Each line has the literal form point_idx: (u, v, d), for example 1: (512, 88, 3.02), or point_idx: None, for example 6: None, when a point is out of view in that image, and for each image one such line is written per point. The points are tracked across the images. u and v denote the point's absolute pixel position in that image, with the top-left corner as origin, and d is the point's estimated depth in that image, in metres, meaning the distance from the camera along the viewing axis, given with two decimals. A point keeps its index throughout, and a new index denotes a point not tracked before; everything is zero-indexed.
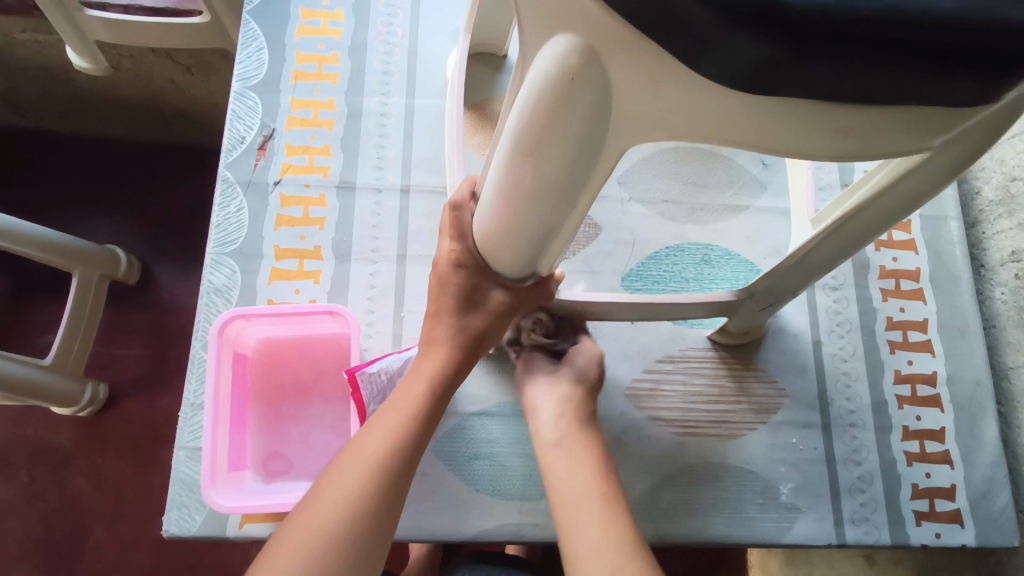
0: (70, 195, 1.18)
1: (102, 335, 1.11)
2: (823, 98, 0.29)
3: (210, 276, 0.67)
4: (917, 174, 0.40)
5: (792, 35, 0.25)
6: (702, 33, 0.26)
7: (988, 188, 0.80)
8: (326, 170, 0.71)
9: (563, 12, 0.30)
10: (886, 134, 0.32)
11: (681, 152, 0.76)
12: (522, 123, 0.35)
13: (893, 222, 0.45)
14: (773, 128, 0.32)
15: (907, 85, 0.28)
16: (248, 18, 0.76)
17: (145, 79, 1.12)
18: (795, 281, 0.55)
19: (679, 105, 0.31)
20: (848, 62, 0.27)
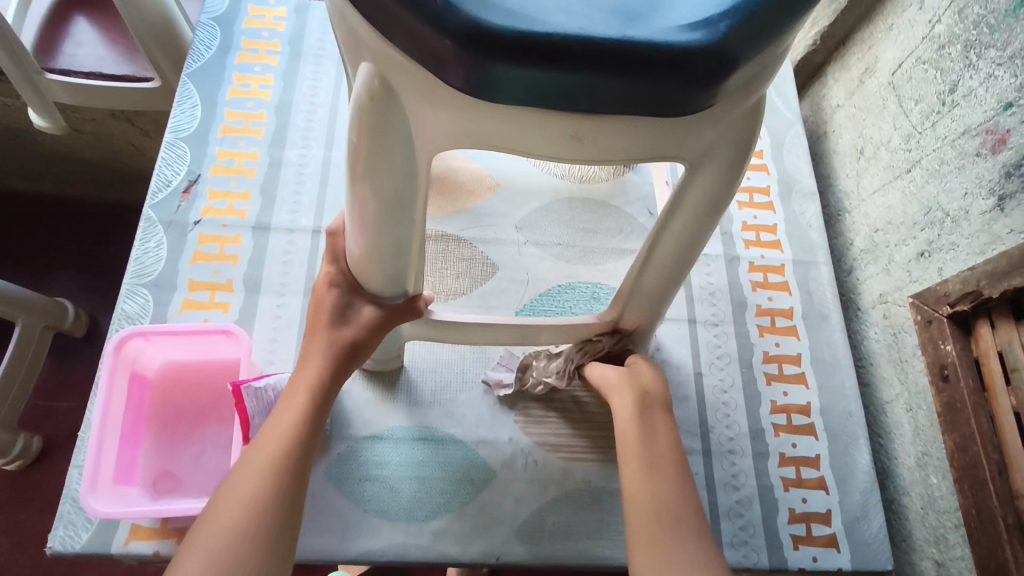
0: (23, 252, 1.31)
1: (41, 390, 1.18)
2: (563, 109, 0.35)
3: (123, 304, 0.71)
4: (688, 199, 0.46)
5: (506, 55, 0.32)
6: (448, 56, 0.33)
7: (858, 238, 0.90)
8: (244, 212, 0.77)
9: (363, 48, 0.36)
10: (632, 140, 0.38)
11: (576, 203, 0.84)
12: (349, 141, 0.41)
13: (702, 246, 0.51)
14: (540, 136, 0.38)
15: (622, 99, 0.35)
16: (186, 79, 0.84)
17: (106, 141, 1.27)
18: (648, 306, 0.61)
19: (461, 120, 0.38)
20: (563, 79, 0.33)
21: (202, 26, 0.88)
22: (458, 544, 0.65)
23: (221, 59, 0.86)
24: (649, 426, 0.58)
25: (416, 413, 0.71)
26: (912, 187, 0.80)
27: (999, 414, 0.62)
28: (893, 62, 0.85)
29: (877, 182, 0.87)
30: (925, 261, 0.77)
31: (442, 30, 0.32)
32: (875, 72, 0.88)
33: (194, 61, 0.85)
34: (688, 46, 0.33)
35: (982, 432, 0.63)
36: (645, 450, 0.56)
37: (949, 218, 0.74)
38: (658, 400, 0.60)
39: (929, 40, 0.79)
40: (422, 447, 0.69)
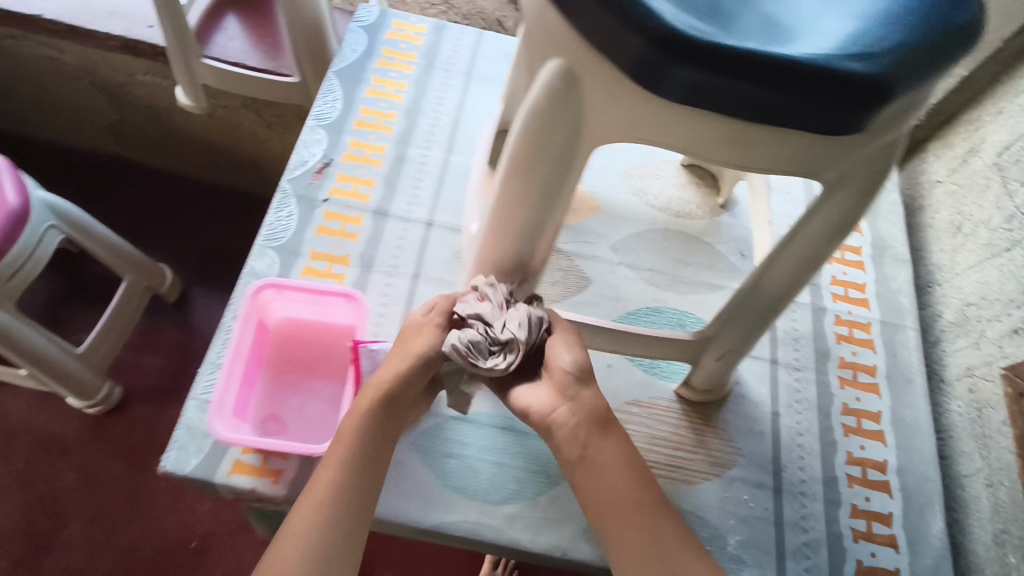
0: (146, 222, 1.53)
1: (131, 344, 1.40)
2: (732, 115, 0.41)
3: (253, 262, 0.78)
4: (816, 220, 0.49)
5: (697, 61, 0.38)
6: (647, 58, 0.39)
7: (948, 310, 0.90)
8: (367, 197, 0.84)
9: (560, 46, 0.42)
10: (781, 153, 0.43)
11: (671, 234, 0.88)
12: (518, 127, 0.46)
13: (815, 269, 0.54)
14: (701, 136, 0.43)
15: (787, 112, 0.40)
16: (332, 76, 0.93)
17: (234, 127, 1.43)
18: (742, 333, 0.64)
19: (631, 116, 0.43)
20: (742, 88, 0.39)
21: (352, 33, 0.97)
22: (527, 533, 0.68)
23: (363, 62, 0.95)
24: (593, 458, 0.56)
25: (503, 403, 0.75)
26: (1011, 265, 0.81)
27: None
28: (1001, 143, 0.86)
29: (974, 256, 0.88)
30: (1019, 338, 0.77)
31: (646, 37, 0.38)
32: (981, 152, 0.90)
33: (340, 62, 0.95)
34: (862, 73, 0.38)
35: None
36: (604, 482, 0.56)
37: None
38: (593, 422, 0.57)
39: None
40: (503, 435, 0.73)
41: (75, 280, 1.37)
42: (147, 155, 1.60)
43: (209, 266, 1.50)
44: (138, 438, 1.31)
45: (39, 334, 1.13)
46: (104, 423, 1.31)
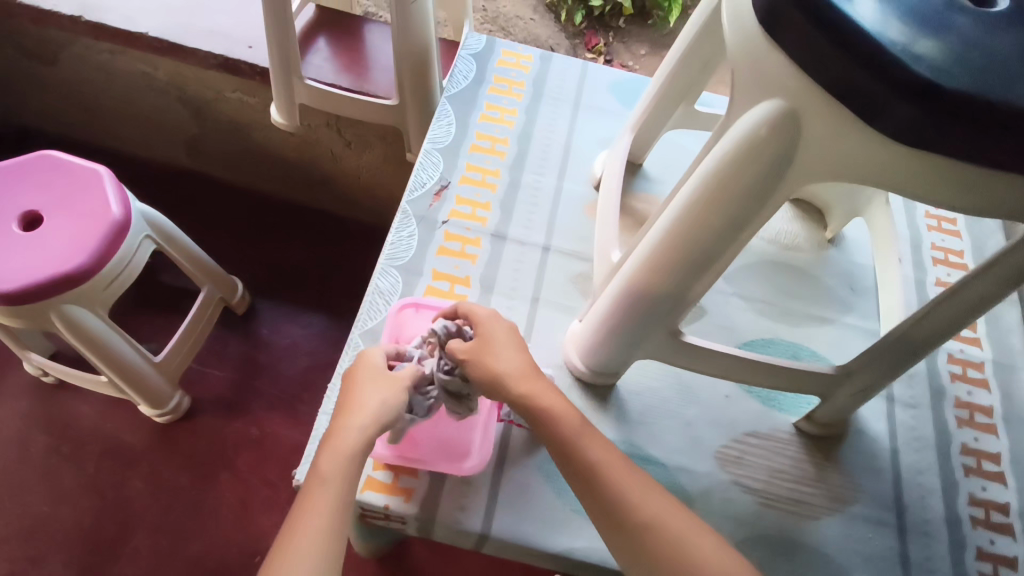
0: (218, 236, 1.56)
1: (200, 355, 1.41)
2: (960, 158, 0.42)
3: (378, 280, 0.79)
4: (1005, 263, 0.52)
5: (938, 104, 0.40)
6: (882, 98, 0.41)
7: None
8: (485, 220, 0.86)
9: (782, 86, 0.44)
10: (995, 196, 0.44)
11: (780, 267, 0.89)
12: (722, 159, 0.48)
13: (972, 318, 0.57)
14: (923, 178, 0.44)
15: (1017, 157, 0.41)
16: (446, 101, 0.96)
17: (313, 145, 1.46)
18: (889, 367, 0.64)
19: (852, 155, 0.44)
20: (979, 131, 0.40)
21: (463, 60, 1.00)
22: None
23: (475, 89, 0.98)
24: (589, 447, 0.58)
25: (625, 430, 0.74)
26: None
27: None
28: None
29: None
30: None
31: (887, 79, 0.40)
32: None
33: (453, 87, 0.97)
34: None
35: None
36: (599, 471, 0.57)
37: None
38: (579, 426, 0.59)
39: None
40: None
41: (150, 288, 1.39)
42: (217, 170, 1.62)
43: (276, 280, 1.52)
44: (204, 449, 1.30)
45: (127, 345, 1.11)
46: (173, 434, 1.31)
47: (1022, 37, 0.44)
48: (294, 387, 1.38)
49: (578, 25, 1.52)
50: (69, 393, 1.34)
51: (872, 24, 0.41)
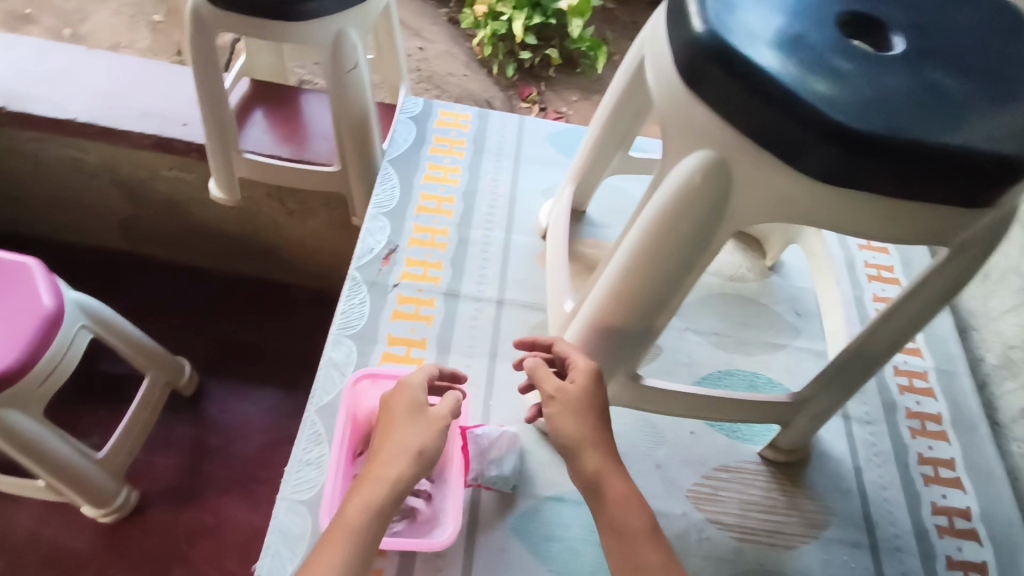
0: (159, 316, 1.50)
1: (147, 444, 1.33)
2: (880, 192, 0.45)
3: (331, 352, 0.78)
4: (931, 286, 0.55)
5: (855, 144, 0.42)
6: (803, 142, 0.43)
7: (990, 354, 0.94)
8: (437, 279, 0.86)
9: (710, 137, 0.47)
10: (914, 225, 0.47)
11: (727, 298, 0.91)
12: (661, 208, 0.50)
13: (910, 336, 0.60)
14: (848, 212, 0.47)
15: (930, 188, 0.44)
16: (388, 164, 0.96)
17: (254, 215, 1.44)
18: (845, 391, 0.66)
19: (783, 198, 0.47)
20: (894, 166, 0.43)
21: (402, 124, 1.01)
22: None
23: (417, 150, 0.99)
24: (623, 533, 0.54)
25: None
26: None
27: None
28: None
29: (1007, 302, 0.93)
30: None
31: (806, 125, 0.42)
32: None
33: (394, 150, 0.98)
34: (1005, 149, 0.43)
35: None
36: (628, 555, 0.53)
37: None
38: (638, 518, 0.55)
39: None
40: None
41: (88, 378, 1.31)
42: (157, 249, 1.58)
43: (223, 357, 1.46)
44: (156, 545, 1.22)
45: (66, 445, 1.04)
46: (120, 533, 1.22)
47: (923, 75, 0.47)
48: (250, 467, 1.32)
49: (510, 78, 1.68)
50: (2, 502, 1.24)
51: (781, 71, 0.44)
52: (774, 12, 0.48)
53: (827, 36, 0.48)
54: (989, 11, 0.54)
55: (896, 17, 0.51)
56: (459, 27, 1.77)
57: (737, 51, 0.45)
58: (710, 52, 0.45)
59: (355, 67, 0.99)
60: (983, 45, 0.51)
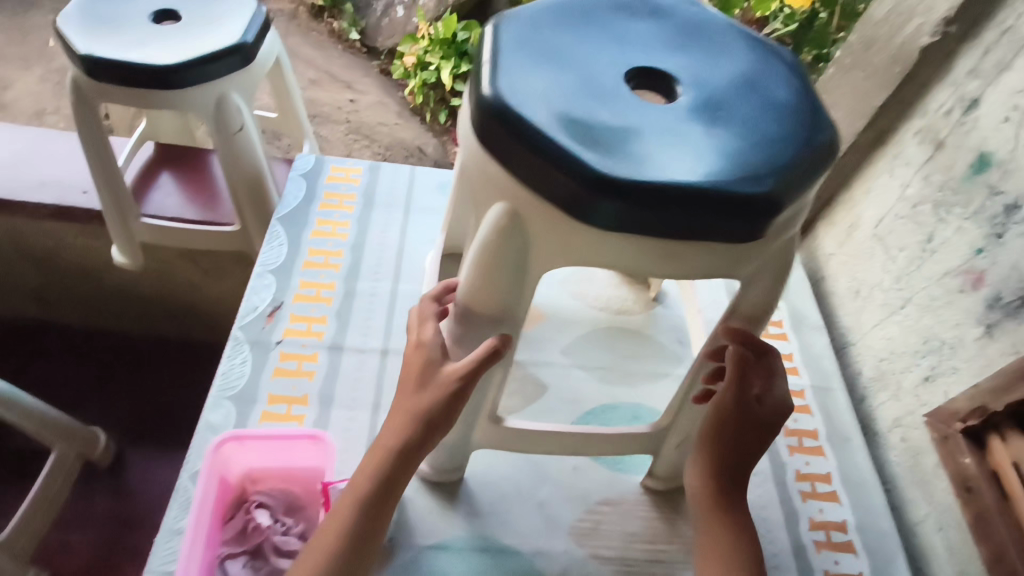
0: (73, 388, 1.45)
1: (60, 522, 1.28)
2: (656, 235, 0.48)
3: (209, 414, 0.77)
4: (740, 315, 0.58)
5: (619, 193, 0.45)
6: (576, 193, 0.46)
7: (866, 367, 0.98)
8: (321, 333, 0.87)
9: (503, 192, 0.50)
10: (700, 260, 0.50)
11: (612, 332, 0.94)
12: (473, 259, 0.53)
13: (741, 363, 0.63)
14: (636, 253, 0.50)
15: (699, 227, 0.47)
16: (276, 222, 0.97)
17: (166, 278, 1.43)
18: (698, 418, 0.69)
19: (576, 244, 0.49)
20: (660, 210, 0.46)
21: (292, 182, 1.03)
22: None
23: (306, 206, 1.00)
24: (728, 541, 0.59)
25: (478, 523, 0.75)
26: (909, 321, 0.90)
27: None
28: (875, 217, 0.99)
29: (875, 317, 0.98)
30: (932, 385, 0.85)
31: (574, 178, 0.46)
32: (861, 226, 1.03)
33: (283, 208, 0.99)
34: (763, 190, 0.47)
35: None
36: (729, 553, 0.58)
37: (947, 344, 0.83)
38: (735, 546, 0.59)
39: (902, 200, 0.94)
40: (483, 558, 0.72)
41: None
42: (72, 316, 1.55)
43: (144, 421, 1.43)
44: None
45: None
46: None
47: (697, 121, 0.51)
48: None
49: (445, 123, 1.80)
50: None
51: (554, 129, 0.47)
52: (557, 68, 0.52)
53: (607, 92, 0.51)
54: (775, 55, 0.59)
55: (680, 68, 0.55)
56: (394, 79, 1.93)
57: (513, 111, 0.47)
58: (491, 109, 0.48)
59: (243, 128, 1.00)
60: (762, 87, 0.55)
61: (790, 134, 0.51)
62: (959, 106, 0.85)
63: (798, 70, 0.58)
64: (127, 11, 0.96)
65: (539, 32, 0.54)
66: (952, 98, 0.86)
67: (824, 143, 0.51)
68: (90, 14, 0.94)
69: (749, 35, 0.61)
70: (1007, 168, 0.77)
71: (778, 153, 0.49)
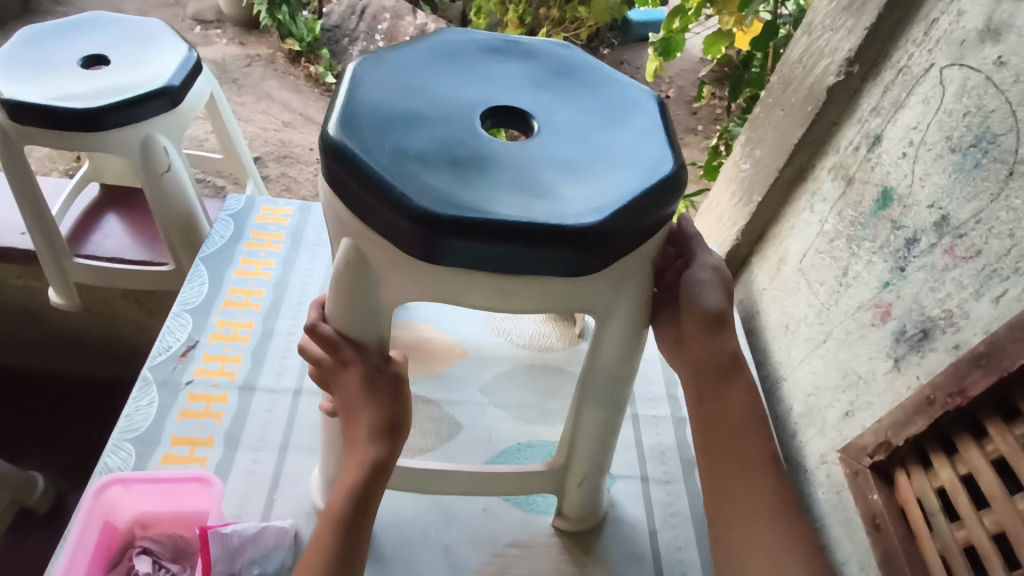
0: (16, 432, 1.42)
1: None
2: (490, 268, 0.49)
3: (107, 458, 0.75)
4: (610, 334, 0.59)
5: (443, 228, 0.47)
6: (404, 228, 0.48)
7: (795, 403, 0.97)
8: (234, 373, 0.86)
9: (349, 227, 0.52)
10: (540, 293, 0.52)
11: (534, 369, 0.93)
12: (333, 287, 0.56)
13: (624, 387, 0.64)
14: (475, 287, 0.51)
15: (530, 261, 0.49)
16: (200, 262, 0.97)
17: (113, 318, 1.41)
18: (594, 451, 0.69)
19: (412, 273, 0.52)
20: (487, 243, 0.48)
21: (220, 221, 1.04)
22: None
23: (232, 246, 1.01)
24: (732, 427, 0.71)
25: (378, 569, 0.72)
26: (830, 355, 0.89)
27: (948, 550, 0.62)
28: (799, 252, 1.00)
29: (801, 351, 0.97)
30: (850, 421, 0.83)
31: (400, 213, 0.47)
32: (787, 260, 1.03)
33: (208, 247, 0.99)
34: (583, 223, 0.48)
35: (937, 573, 0.63)
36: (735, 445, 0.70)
37: (862, 379, 0.82)
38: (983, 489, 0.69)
39: (821, 235, 0.94)
40: None
41: None
42: (23, 358, 1.53)
43: (87, 464, 1.40)
44: None
45: None
46: None
47: (539, 159, 0.54)
48: None
49: None
50: None
51: (383, 158, 0.49)
52: (410, 108, 0.55)
53: (453, 130, 0.54)
54: (631, 96, 0.62)
55: (537, 111, 0.59)
56: None
57: (350, 138, 0.50)
58: (327, 134, 0.51)
59: (171, 168, 1.01)
60: (612, 131, 0.58)
61: (627, 173, 0.53)
62: (865, 143, 0.87)
63: (658, 113, 0.60)
64: (55, 55, 0.98)
65: (403, 77, 0.58)
66: (859, 134, 0.88)
67: (661, 182, 0.52)
68: (18, 59, 0.97)
69: (620, 82, 0.64)
70: (905, 202, 0.78)
71: (609, 190, 0.51)
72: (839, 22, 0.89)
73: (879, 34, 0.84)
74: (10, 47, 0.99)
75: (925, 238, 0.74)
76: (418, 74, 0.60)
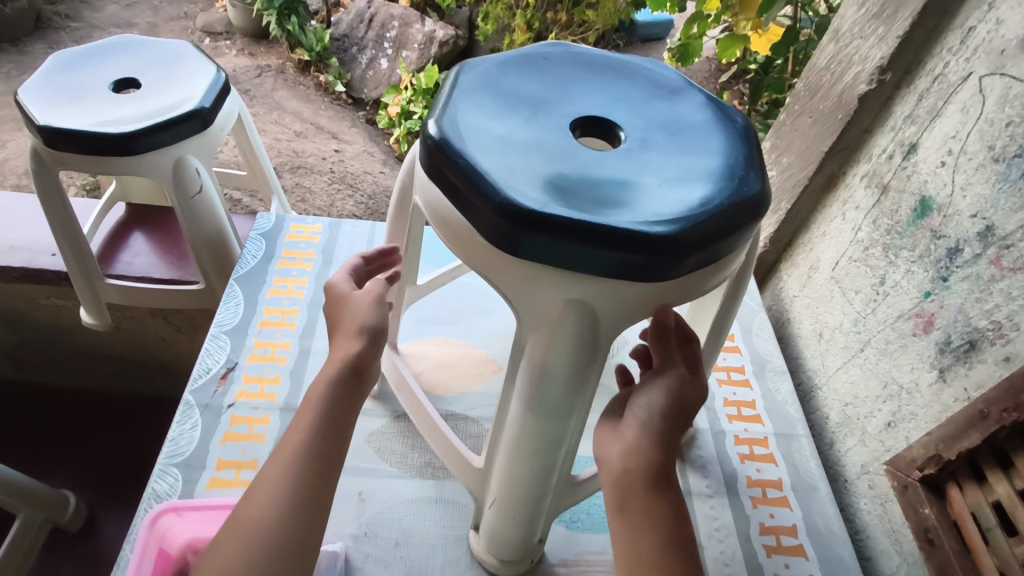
0: (46, 450, 1.43)
1: None
2: (461, 207, 0.55)
3: (154, 483, 0.76)
4: (567, 333, 0.55)
5: (437, 146, 0.55)
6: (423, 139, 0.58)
7: (832, 412, 0.96)
8: (274, 395, 0.86)
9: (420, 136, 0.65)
10: (492, 261, 0.55)
11: None
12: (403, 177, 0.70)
13: (572, 403, 0.60)
14: (451, 228, 0.58)
15: (479, 212, 0.53)
16: (234, 282, 0.98)
17: (141, 334, 1.42)
18: (535, 462, 0.64)
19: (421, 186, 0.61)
20: (457, 177, 0.54)
21: (252, 241, 1.04)
22: None
23: (264, 266, 1.01)
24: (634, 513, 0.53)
25: None
26: (869, 364, 0.88)
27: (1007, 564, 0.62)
28: (831, 260, 0.99)
29: (837, 359, 0.97)
30: (894, 430, 0.82)
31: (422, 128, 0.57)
32: (819, 268, 1.02)
33: (241, 267, 1.00)
34: (523, 206, 0.50)
35: None
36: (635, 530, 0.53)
37: (904, 390, 0.81)
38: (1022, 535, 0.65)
39: (855, 243, 0.94)
40: None
41: None
42: (50, 375, 1.54)
43: (118, 481, 1.41)
44: None
45: None
46: None
47: (578, 160, 0.56)
48: None
49: None
50: None
51: (453, 102, 0.59)
52: (535, 91, 0.63)
53: (549, 119, 0.60)
54: (734, 166, 0.58)
55: (630, 125, 0.62)
56: (377, 128, 2.01)
57: (467, 78, 0.62)
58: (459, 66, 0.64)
59: (202, 189, 1.01)
60: (678, 177, 0.56)
61: (626, 208, 0.52)
62: (899, 151, 0.86)
63: (742, 191, 0.55)
64: (84, 82, 0.99)
65: (554, 74, 0.66)
66: (893, 142, 0.88)
67: (640, 232, 0.50)
68: (48, 86, 0.97)
69: (744, 149, 0.61)
70: (946, 212, 0.77)
71: (587, 206, 0.52)
72: (869, 30, 0.88)
73: (911, 43, 0.83)
74: (42, 73, 1.00)
75: (969, 248, 0.74)
76: (569, 76, 0.67)
